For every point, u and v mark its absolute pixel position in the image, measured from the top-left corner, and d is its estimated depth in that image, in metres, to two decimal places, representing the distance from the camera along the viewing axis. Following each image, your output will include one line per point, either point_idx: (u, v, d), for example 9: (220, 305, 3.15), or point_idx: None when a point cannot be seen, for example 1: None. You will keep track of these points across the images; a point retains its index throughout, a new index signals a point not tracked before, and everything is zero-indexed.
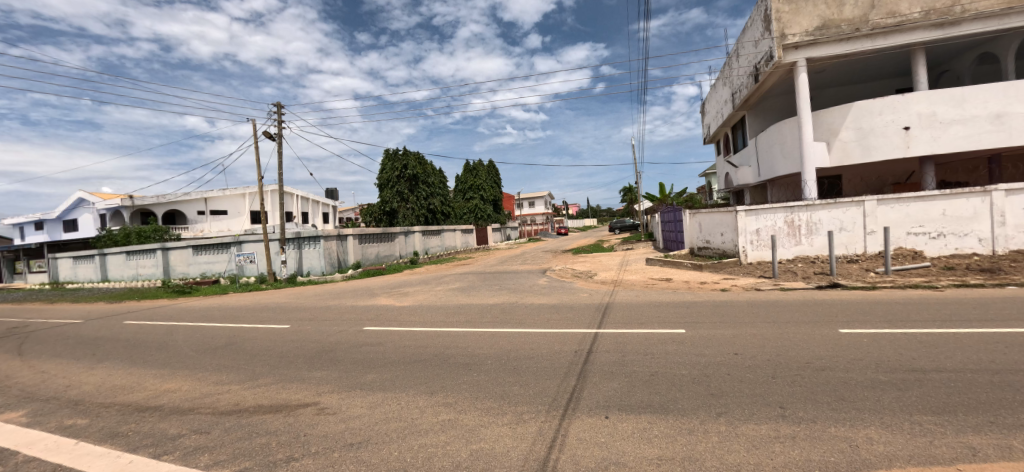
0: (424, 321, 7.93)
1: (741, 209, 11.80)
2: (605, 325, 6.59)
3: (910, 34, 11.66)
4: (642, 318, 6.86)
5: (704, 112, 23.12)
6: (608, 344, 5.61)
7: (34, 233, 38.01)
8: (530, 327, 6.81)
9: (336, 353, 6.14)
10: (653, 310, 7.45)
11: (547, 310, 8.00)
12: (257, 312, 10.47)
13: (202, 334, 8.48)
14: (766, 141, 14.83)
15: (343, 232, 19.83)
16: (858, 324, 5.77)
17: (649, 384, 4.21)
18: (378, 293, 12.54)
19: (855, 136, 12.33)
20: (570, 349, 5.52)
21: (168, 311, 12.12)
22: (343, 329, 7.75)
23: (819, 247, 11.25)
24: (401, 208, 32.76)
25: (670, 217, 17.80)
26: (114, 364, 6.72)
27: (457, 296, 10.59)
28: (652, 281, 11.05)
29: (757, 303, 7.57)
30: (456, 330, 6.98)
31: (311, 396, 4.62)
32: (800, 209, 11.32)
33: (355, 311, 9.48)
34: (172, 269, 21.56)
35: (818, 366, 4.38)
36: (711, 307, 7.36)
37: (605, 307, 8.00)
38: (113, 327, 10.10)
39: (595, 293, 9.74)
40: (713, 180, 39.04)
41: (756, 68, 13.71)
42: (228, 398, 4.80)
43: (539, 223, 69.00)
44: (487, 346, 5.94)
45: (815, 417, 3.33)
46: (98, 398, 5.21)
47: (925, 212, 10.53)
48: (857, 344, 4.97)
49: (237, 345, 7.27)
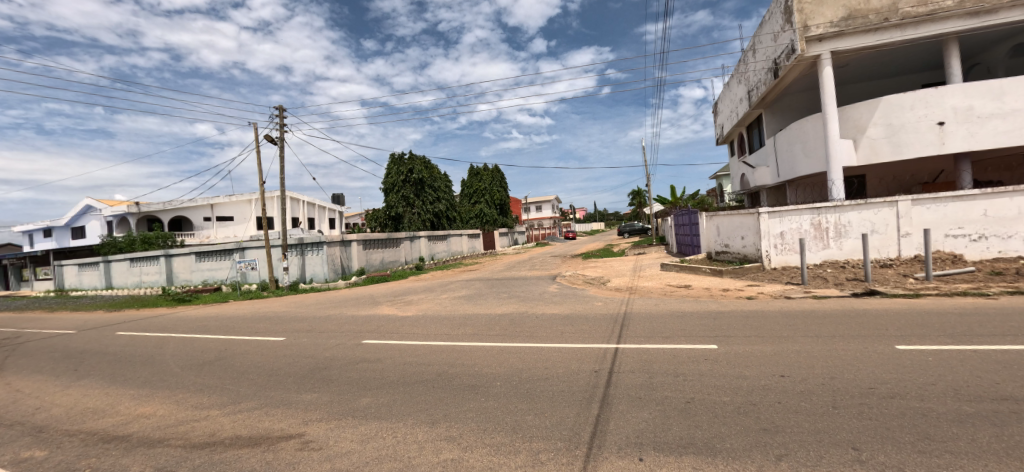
0: (428, 334, 7.26)
1: (762, 211, 11.03)
2: (624, 339, 5.95)
3: (944, 23, 10.91)
4: (666, 331, 6.22)
5: (717, 113, 22.34)
6: (632, 363, 4.95)
7: (43, 241, 38.23)
8: (544, 341, 6.16)
9: (330, 372, 5.57)
10: (676, 321, 6.80)
11: (561, 322, 7.34)
12: (253, 323, 9.94)
13: (192, 347, 7.95)
14: (787, 140, 14.07)
15: (346, 237, 19.26)
16: (917, 340, 5.06)
17: (686, 415, 3.59)
18: (381, 301, 11.99)
19: (884, 133, 11.50)
20: (589, 369, 4.88)
21: (162, 321, 11.60)
22: (340, 343, 7.15)
23: (849, 251, 10.51)
24: (407, 212, 32.18)
25: (685, 221, 17.02)
26: (92, 383, 6.20)
27: (462, 305, 10.00)
28: (670, 288, 10.38)
29: (791, 313, 6.88)
30: (462, 345, 6.36)
31: (296, 426, 4.05)
32: (828, 210, 10.58)
33: (355, 323, 8.84)
34: (175, 276, 21.33)
35: (885, 393, 3.75)
36: (741, 319, 6.68)
37: (625, 318, 7.31)
38: (104, 339, 9.65)
39: (610, 301, 9.10)
40: (726, 183, 38.38)
41: (775, 63, 12.97)
42: (203, 428, 4.24)
43: (547, 227, 68.68)
44: (496, 364, 5.31)
45: (902, 463, 2.71)
46: (64, 426, 4.68)
47: (965, 212, 9.85)
48: (925, 365, 4.28)
49: (227, 361, 6.75)
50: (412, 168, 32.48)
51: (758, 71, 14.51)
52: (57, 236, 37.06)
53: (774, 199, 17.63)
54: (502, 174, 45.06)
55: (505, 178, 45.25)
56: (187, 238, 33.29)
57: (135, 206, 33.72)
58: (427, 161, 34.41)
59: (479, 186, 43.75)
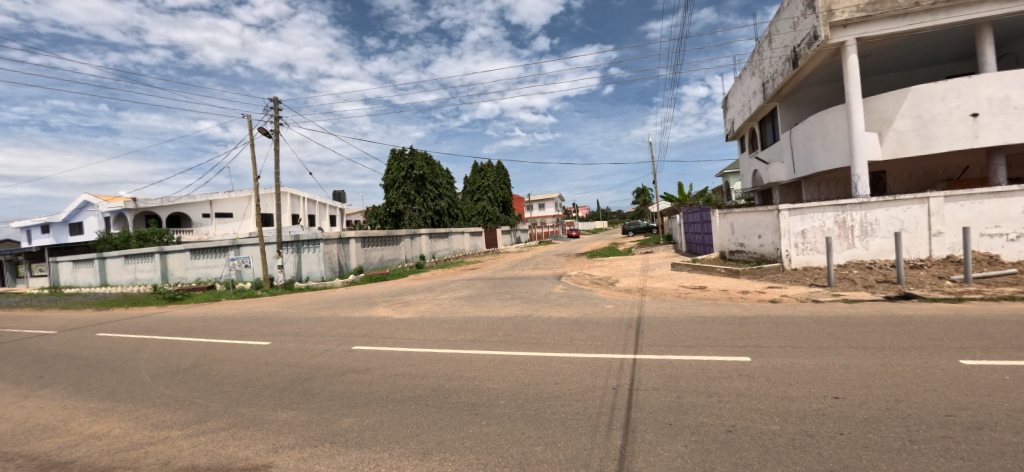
0: (424, 340, 6.61)
1: (782, 208, 10.35)
2: (642, 348, 5.32)
3: (978, 7, 10.20)
4: (689, 339, 5.58)
5: (727, 107, 21.65)
6: (655, 378, 4.31)
7: (40, 237, 37.86)
8: (552, 350, 5.53)
9: (312, 384, 4.96)
10: (697, 327, 6.15)
11: (570, 327, 6.69)
12: (240, 325, 9.31)
13: (170, 352, 7.35)
14: (804, 134, 13.38)
15: (343, 234, 18.65)
16: (983, 354, 4.40)
17: (731, 449, 2.94)
18: (378, 302, 11.37)
19: (912, 125, 10.82)
20: (606, 385, 4.24)
21: (147, 322, 11.02)
22: (328, 350, 6.51)
23: (876, 251, 9.84)
24: (407, 209, 31.58)
25: (696, 219, 16.34)
26: (51, 393, 5.61)
27: (462, 307, 9.37)
28: (684, 289, 9.72)
29: (825, 320, 6.23)
30: (461, 353, 5.73)
31: (263, 454, 3.43)
32: (853, 207, 9.91)
33: (347, 326, 8.20)
34: (170, 274, 20.82)
35: (970, 423, 3.10)
36: (769, 326, 6.03)
37: (641, 323, 6.64)
38: (81, 341, 9.06)
39: (621, 304, 8.46)
40: (734, 180, 37.61)
41: (794, 52, 12.27)
42: (157, 454, 3.63)
43: (550, 225, 67.90)
44: (498, 377, 4.68)
45: None
46: (4, 447, 4.08)
47: (1003, 209, 9.17)
48: (1005, 385, 3.63)
49: (203, 368, 6.16)
50: (413, 164, 31.87)
51: (775, 61, 13.80)
52: (54, 232, 36.66)
53: (787, 197, 16.94)
54: (506, 171, 44.26)
55: (507, 175, 44.56)
56: (185, 235, 32.78)
57: (133, 202, 33.29)
58: (429, 157, 33.72)
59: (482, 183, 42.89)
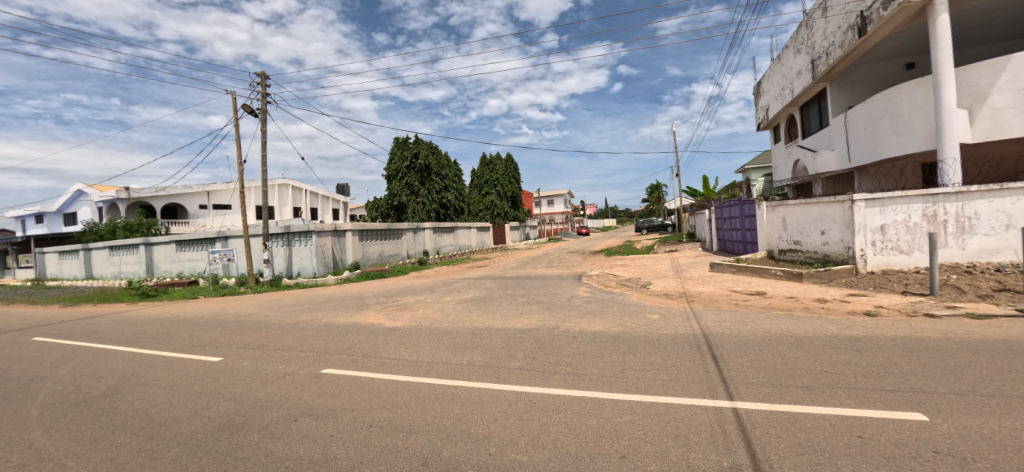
0: (419, 362, 4.93)
1: (857, 198, 8.55)
2: (737, 388, 3.60)
3: None
4: (802, 375, 3.83)
5: (760, 93, 19.82)
6: (797, 457, 2.54)
7: (35, 227, 36.81)
8: (599, 387, 3.79)
9: (242, 440, 3.27)
10: (796, 354, 4.41)
11: (613, 348, 4.98)
12: (198, 331, 7.67)
13: (92, 368, 5.71)
14: (867, 115, 11.56)
15: (339, 226, 17.03)
16: None
17: None
18: (370, 304, 9.72)
19: (1013, 101, 8.98)
20: (715, 467, 2.50)
21: (100, 323, 9.44)
22: (289, 374, 4.85)
23: (976, 252, 8.03)
24: (411, 202, 29.97)
25: (733, 214, 14.59)
26: None
27: (469, 313, 7.69)
28: (739, 295, 7.99)
29: (975, 345, 4.45)
30: (468, 387, 4.03)
31: None
32: (949, 198, 8.08)
33: (326, 337, 6.52)
34: (155, 266, 19.38)
35: None
36: (902, 353, 4.26)
37: (711, 345, 4.89)
38: (4, 348, 7.45)
39: (670, 314, 6.73)
40: (756, 176, 35.65)
41: (863, 16, 10.46)
42: None
43: (559, 222, 66.04)
44: (527, 439, 2.94)
45: None
46: None
47: None
48: None
49: (115, 397, 4.53)
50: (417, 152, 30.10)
51: (832, 31, 11.99)
52: (48, 222, 35.51)
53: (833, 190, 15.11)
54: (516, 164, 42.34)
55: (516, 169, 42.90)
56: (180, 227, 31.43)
57: (126, 191, 32.10)
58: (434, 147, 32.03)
59: (490, 177, 41.15)
